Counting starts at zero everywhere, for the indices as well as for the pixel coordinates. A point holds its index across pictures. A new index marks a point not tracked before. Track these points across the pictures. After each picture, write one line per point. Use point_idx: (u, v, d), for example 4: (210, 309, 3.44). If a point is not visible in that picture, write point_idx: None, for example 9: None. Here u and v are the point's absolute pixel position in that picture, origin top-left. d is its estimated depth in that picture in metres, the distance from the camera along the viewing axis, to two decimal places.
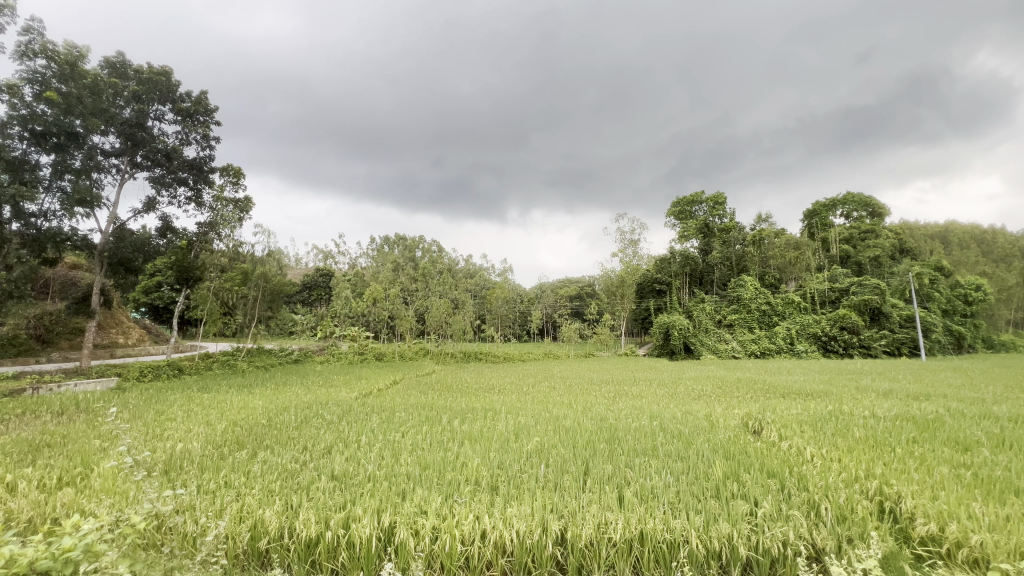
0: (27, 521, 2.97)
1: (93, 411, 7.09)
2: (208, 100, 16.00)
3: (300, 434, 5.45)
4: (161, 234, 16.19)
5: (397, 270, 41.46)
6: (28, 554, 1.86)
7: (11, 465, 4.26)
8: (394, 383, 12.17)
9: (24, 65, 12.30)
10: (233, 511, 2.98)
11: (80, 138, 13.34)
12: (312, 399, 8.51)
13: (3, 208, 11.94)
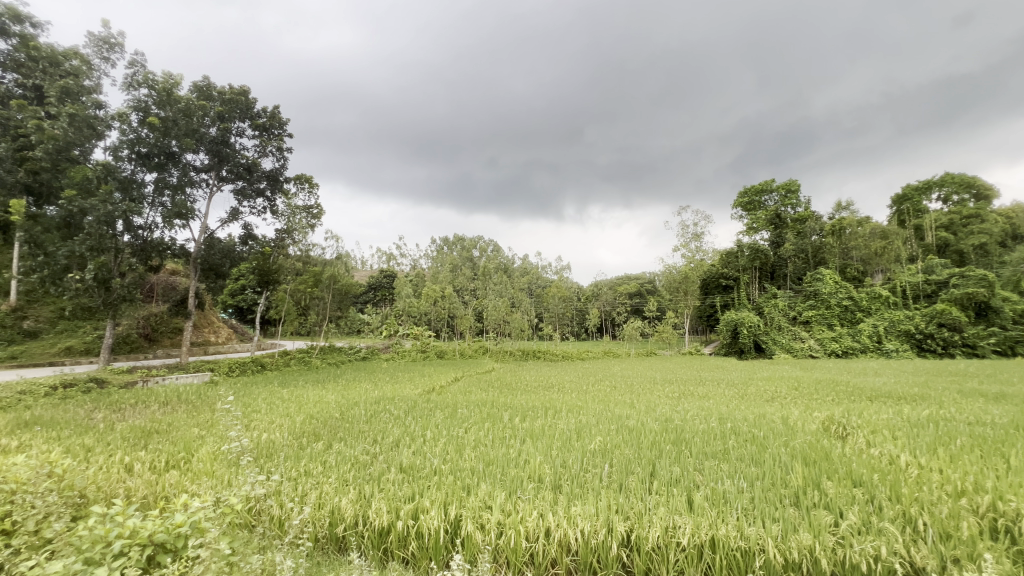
0: (143, 497, 3.37)
1: (192, 403, 7.87)
2: (281, 114, 17.10)
3: (370, 428, 5.74)
4: (244, 241, 17.64)
5: (455, 270, 42.41)
6: (148, 528, 2.16)
7: (128, 448, 4.83)
8: (456, 380, 12.44)
9: (131, 95, 13.92)
10: (312, 497, 3.20)
11: (176, 157, 14.85)
12: (380, 395, 8.91)
13: (116, 222, 13.59)
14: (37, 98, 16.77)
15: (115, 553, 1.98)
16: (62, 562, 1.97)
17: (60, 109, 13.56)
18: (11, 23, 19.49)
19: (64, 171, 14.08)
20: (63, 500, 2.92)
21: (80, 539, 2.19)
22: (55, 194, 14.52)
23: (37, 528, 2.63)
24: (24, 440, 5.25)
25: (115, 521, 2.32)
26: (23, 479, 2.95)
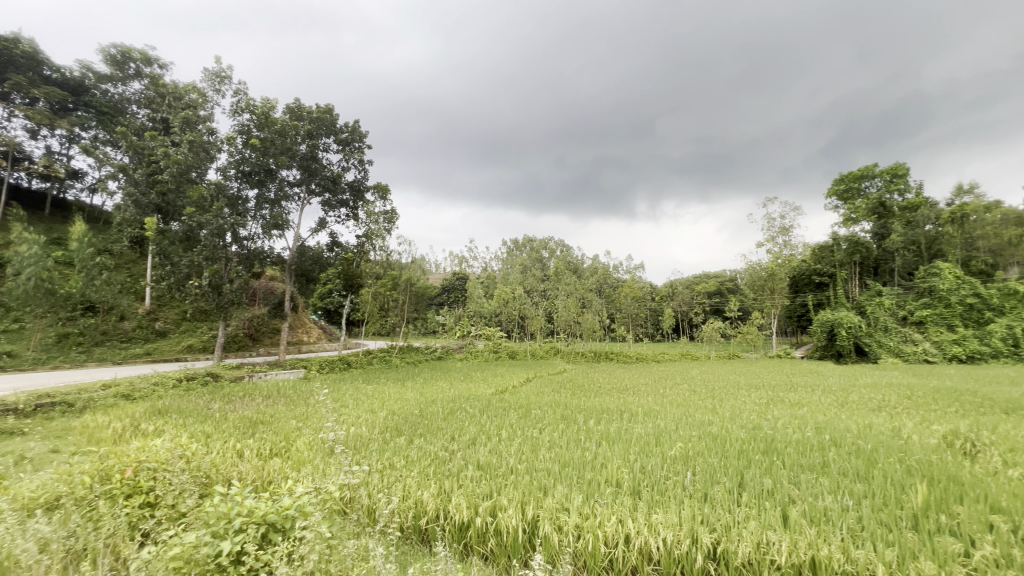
0: (254, 479, 3.77)
1: (289, 397, 8.62)
2: (361, 128, 18.18)
3: (447, 425, 5.95)
4: (331, 248, 18.84)
5: (526, 270, 42.67)
6: (262, 509, 2.42)
7: (239, 436, 5.43)
8: (529, 381, 12.49)
9: (237, 121, 15.57)
10: (397, 489, 3.38)
11: (273, 174, 16.39)
12: (457, 393, 9.20)
13: (226, 234, 15.30)
14: (164, 130, 19.37)
15: (236, 529, 2.24)
16: (193, 535, 2.26)
17: (181, 137, 15.54)
18: (143, 66, 22.63)
19: (185, 191, 16.11)
20: (192, 479, 3.35)
21: (208, 515, 2.49)
22: (178, 212, 16.65)
23: (172, 503, 3.03)
24: (159, 425, 6.10)
25: (233, 501, 2.63)
26: (162, 458, 3.42)
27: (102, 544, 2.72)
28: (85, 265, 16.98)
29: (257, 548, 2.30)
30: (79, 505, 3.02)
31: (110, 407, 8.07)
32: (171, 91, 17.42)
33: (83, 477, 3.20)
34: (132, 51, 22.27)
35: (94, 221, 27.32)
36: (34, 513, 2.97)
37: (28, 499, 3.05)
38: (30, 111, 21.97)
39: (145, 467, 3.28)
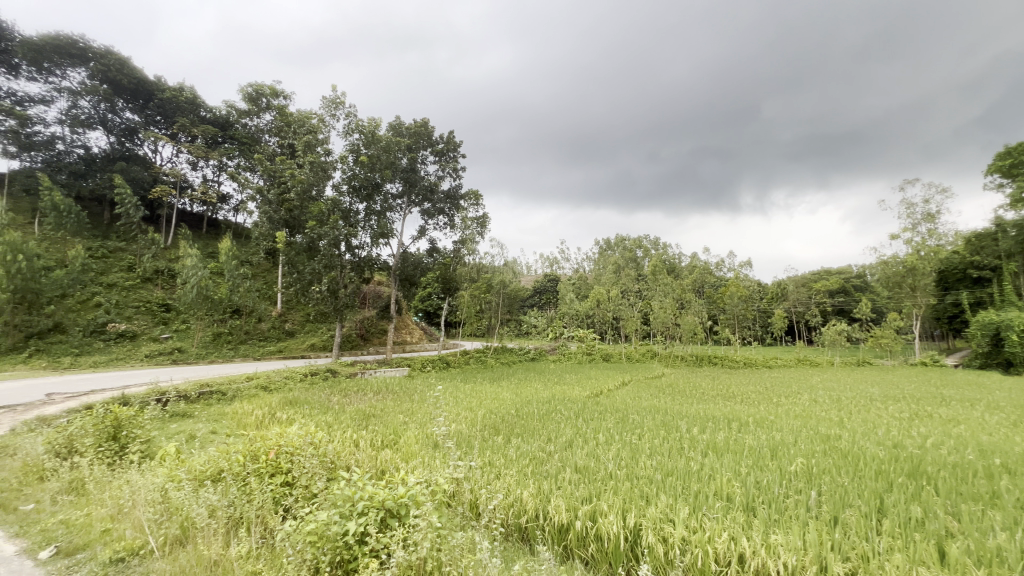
0: (370, 466, 4.14)
1: (398, 393, 9.32)
2: (455, 138, 18.98)
3: (543, 426, 6.02)
4: (430, 253, 19.73)
5: (619, 270, 41.44)
6: (381, 495, 2.66)
7: (356, 427, 6.00)
8: (625, 384, 12.11)
9: (348, 141, 17.20)
10: (499, 486, 3.48)
11: (379, 187, 17.80)
12: (552, 395, 9.23)
13: (341, 244, 16.99)
14: (290, 154, 22.05)
15: (360, 512, 2.49)
16: (325, 514, 2.56)
17: (304, 160, 17.56)
18: (273, 99, 25.91)
19: (308, 207, 18.19)
20: (321, 464, 3.76)
21: (337, 495, 2.80)
22: (302, 226, 18.82)
23: (306, 484, 3.45)
24: (291, 414, 6.96)
25: (357, 485, 2.92)
26: (297, 444, 3.89)
27: (255, 515, 3.19)
28: (232, 275, 19.91)
29: (376, 531, 2.53)
30: (236, 479, 3.55)
31: (253, 396, 9.38)
32: (295, 120, 19.75)
33: (237, 455, 3.75)
34: (263, 87, 25.57)
35: (238, 237, 31.91)
36: (204, 483, 3.55)
37: (198, 471, 3.65)
38: (191, 146, 26.29)
39: (285, 450, 3.75)
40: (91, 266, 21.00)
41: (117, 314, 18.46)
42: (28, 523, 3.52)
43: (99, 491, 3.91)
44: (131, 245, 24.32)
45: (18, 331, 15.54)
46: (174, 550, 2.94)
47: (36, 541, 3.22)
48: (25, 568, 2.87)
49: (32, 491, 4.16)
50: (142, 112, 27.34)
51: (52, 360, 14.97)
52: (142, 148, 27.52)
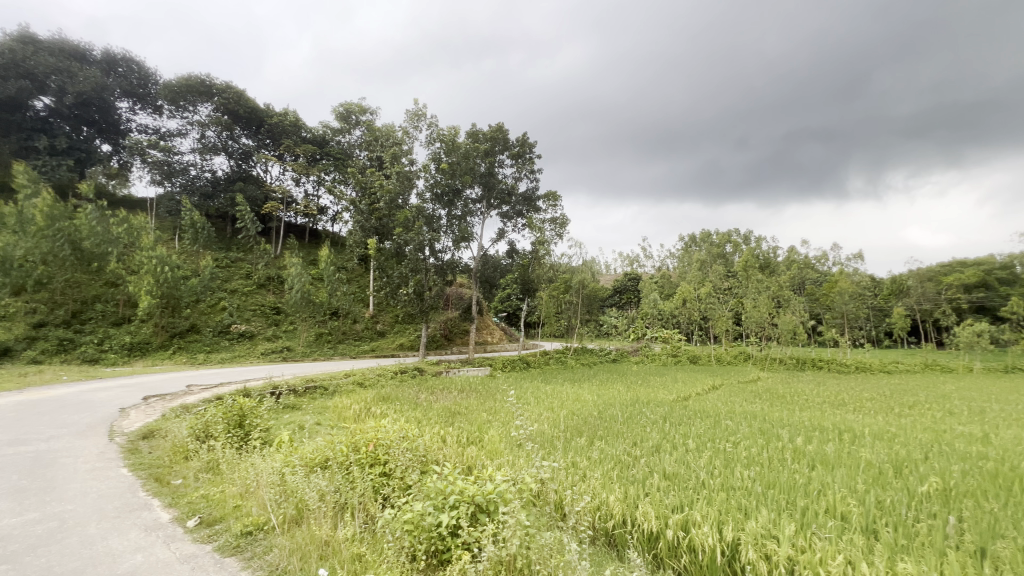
0: (457, 461, 4.31)
1: (481, 392, 9.59)
2: (531, 140, 19.06)
3: (627, 429, 5.86)
4: (508, 255, 20.04)
5: (705, 267, 39.07)
6: (471, 490, 2.77)
7: (443, 424, 6.30)
8: (715, 389, 11.38)
9: (431, 150, 18.04)
10: (585, 488, 3.46)
11: (459, 193, 18.45)
12: (635, 397, 8.94)
13: (426, 249, 17.88)
14: (378, 166, 23.62)
15: (452, 505, 2.63)
16: (420, 504, 2.72)
17: (391, 171, 18.70)
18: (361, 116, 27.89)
19: (395, 215, 19.35)
20: (414, 458, 3.99)
21: (429, 488, 2.96)
22: (390, 233, 20.06)
23: (402, 476, 3.69)
24: (384, 409, 7.47)
25: (447, 480, 3.06)
26: (392, 437, 4.16)
27: (357, 501, 3.48)
28: (331, 280, 21.78)
29: (468, 524, 2.64)
30: (341, 467, 3.88)
31: (350, 392, 10.18)
32: (382, 134, 21.10)
33: (341, 445, 4.09)
34: (353, 105, 27.60)
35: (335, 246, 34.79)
36: (313, 469, 3.92)
37: (309, 458, 4.03)
38: (294, 165, 29.14)
39: (381, 443, 4.02)
40: (218, 275, 24.11)
41: (239, 317, 21.02)
42: (178, 495, 4.15)
43: (230, 471, 4.48)
44: (248, 255, 27.55)
45: (165, 332, 18.32)
46: (291, 528, 3.29)
47: (184, 511, 3.77)
48: (177, 533, 3.37)
49: (181, 468, 4.89)
50: (255, 137, 30.85)
51: (190, 356, 17.41)
52: (256, 169, 31.07)
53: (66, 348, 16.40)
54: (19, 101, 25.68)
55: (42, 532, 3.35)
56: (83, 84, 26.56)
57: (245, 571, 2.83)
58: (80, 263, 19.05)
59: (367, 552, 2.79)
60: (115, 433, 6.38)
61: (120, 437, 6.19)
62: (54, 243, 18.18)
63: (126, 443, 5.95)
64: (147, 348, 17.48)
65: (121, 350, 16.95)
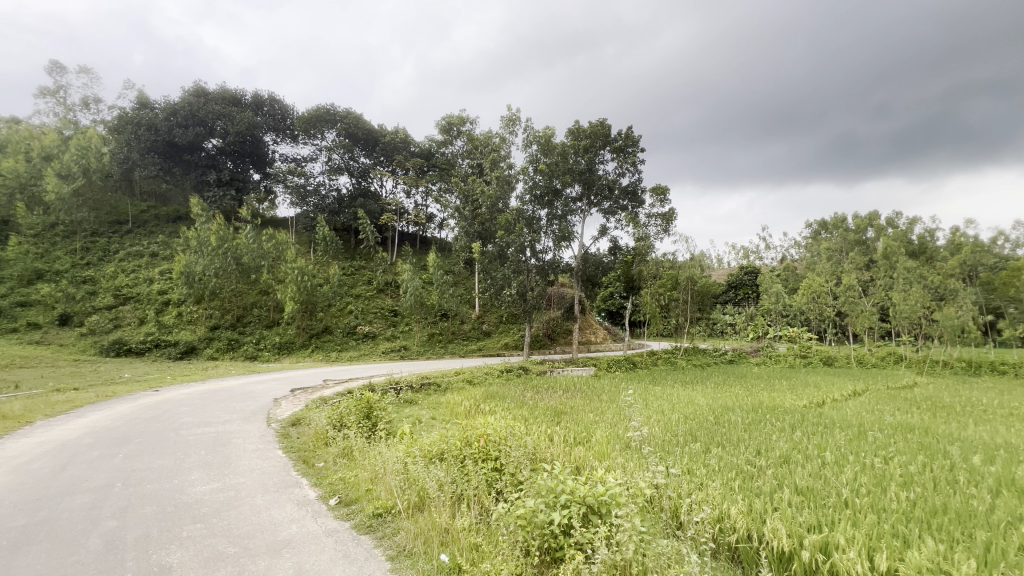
0: (565, 461, 4.31)
1: (586, 392, 9.51)
2: (634, 132, 18.27)
3: (749, 436, 5.39)
4: (611, 252, 19.49)
5: (839, 257, 34.28)
6: (583, 491, 2.77)
7: (550, 422, 6.37)
8: (857, 394, 9.94)
9: (528, 152, 18.26)
10: (704, 496, 3.24)
11: (559, 192, 18.45)
12: (758, 402, 8.15)
13: (527, 250, 18.21)
14: (478, 172, 24.59)
15: (564, 505, 2.65)
16: (532, 501, 2.78)
17: (491, 176, 19.34)
18: (461, 126, 29.20)
19: (496, 219, 19.97)
20: (525, 455, 4.09)
21: (539, 485, 3.01)
22: (492, 236, 20.78)
23: (513, 471, 3.80)
24: (493, 406, 7.75)
25: (558, 478, 3.07)
26: (501, 434, 4.29)
27: (473, 493, 3.66)
28: (440, 284, 23.21)
29: (580, 525, 2.63)
30: (456, 460, 4.10)
31: (461, 388, 10.78)
32: (481, 141, 21.83)
33: (455, 439, 4.32)
34: (453, 117, 28.99)
35: (443, 251, 36.88)
36: (431, 460, 4.19)
37: (427, 449, 4.31)
38: (405, 178, 31.52)
39: (492, 439, 4.18)
40: (345, 282, 27.04)
41: (363, 319, 23.33)
42: (322, 476, 4.72)
43: (362, 458, 4.98)
44: (369, 263, 30.46)
45: (305, 333, 21.07)
46: (414, 513, 3.57)
47: (326, 491, 4.28)
48: (322, 509, 3.84)
49: (323, 453, 5.57)
50: (372, 156, 33.99)
51: (325, 354, 19.83)
52: (373, 185, 34.24)
53: (233, 347, 19.72)
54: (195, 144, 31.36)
55: (223, 499, 4.05)
56: (239, 124, 31.14)
57: (377, 548, 3.13)
58: (241, 275, 22.75)
59: (482, 543, 2.93)
60: (272, 420, 7.49)
61: (276, 424, 7.24)
62: (223, 260, 21.92)
63: (280, 428, 6.93)
64: (292, 347, 20.27)
65: (273, 349, 19.91)
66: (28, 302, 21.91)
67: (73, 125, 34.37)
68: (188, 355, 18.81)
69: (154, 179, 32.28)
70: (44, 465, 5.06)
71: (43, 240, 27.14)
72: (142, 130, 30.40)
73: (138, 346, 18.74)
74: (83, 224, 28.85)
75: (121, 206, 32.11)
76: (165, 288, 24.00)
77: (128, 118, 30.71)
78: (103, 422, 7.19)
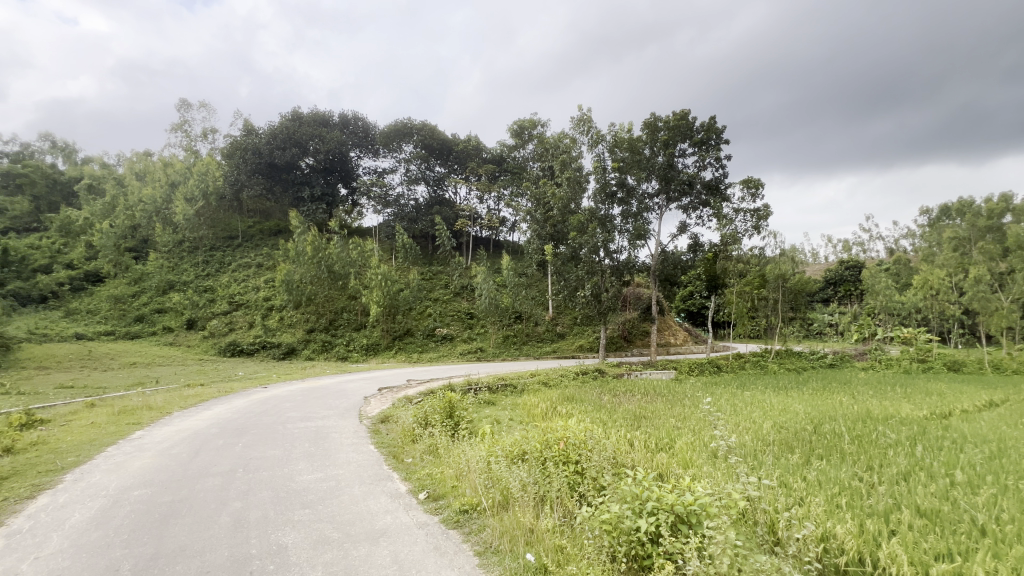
0: (647, 467, 4.18)
1: (667, 397, 9.09)
2: (717, 123, 17.20)
3: (857, 449, 4.85)
4: (691, 250, 18.49)
5: (966, 247, 29.74)
6: (670, 499, 2.68)
7: (629, 427, 6.18)
8: (995, 406, 8.53)
9: (597, 150, 17.87)
10: (804, 511, 2.99)
11: (633, 189, 17.85)
12: (866, 412, 7.32)
13: (600, 250, 17.88)
14: (549, 174, 24.53)
15: (652, 513, 2.59)
16: (617, 506, 2.75)
17: (562, 178, 19.25)
18: (532, 129, 29.35)
19: (567, 220, 19.85)
20: (607, 460, 4.03)
21: (622, 491, 2.96)
22: (564, 238, 20.67)
23: (595, 476, 3.77)
24: (569, 409, 7.66)
25: (642, 485, 3.00)
26: (581, 438, 4.25)
27: (555, 495, 3.67)
28: (513, 286, 23.53)
29: (669, 534, 2.56)
30: (537, 461, 4.13)
31: (536, 391, 10.81)
32: (552, 143, 21.75)
33: (536, 441, 4.34)
34: (525, 121, 29.23)
35: (515, 254, 37.37)
36: (513, 460, 4.26)
37: (509, 450, 4.39)
38: (478, 184, 32.36)
39: (572, 442, 4.16)
40: (424, 286, 28.33)
41: (441, 321, 24.25)
42: (411, 472, 4.98)
43: (447, 456, 5.18)
44: (446, 267, 31.62)
45: (389, 334, 22.43)
46: (500, 511, 3.65)
47: (416, 485, 4.51)
48: (413, 502, 4.06)
49: (411, 449, 5.86)
50: (446, 164, 35.31)
51: (408, 355, 20.99)
52: (448, 192, 35.49)
53: (327, 348, 21.53)
54: (292, 164, 34.58)
55: (326, 488, 4.42)
56: (328, 143, 34.02)
57: (466, 543, 3.25)
58: (332, 281, 24.69)
59: (568, 545, 2.92)
60: (364, 417, 8.04)
61: (368, 420, 7.76)
62: (318, 268, 24.04)
63: (371, 425, 7.42)
64: (378, 348, 21.70)
65: (360, 350, 21.49)
66: (163, 309, 25.51)
67: (195, 154, 39.49)
68: (289, 355, 20.86)
69: (259, 198, 36.09)
70: (182, 450, 5.85)
71: (174, 255, 31.46)
72: (249, 154, 34.10)
73: (249, 347, 21.10)
74: (204, 240, 33.03)
75: (233, 222, 36.26)
76: (269, 295, 26.64)
77: (237, 144, 34.57)
78: (224, 414, 8.19)
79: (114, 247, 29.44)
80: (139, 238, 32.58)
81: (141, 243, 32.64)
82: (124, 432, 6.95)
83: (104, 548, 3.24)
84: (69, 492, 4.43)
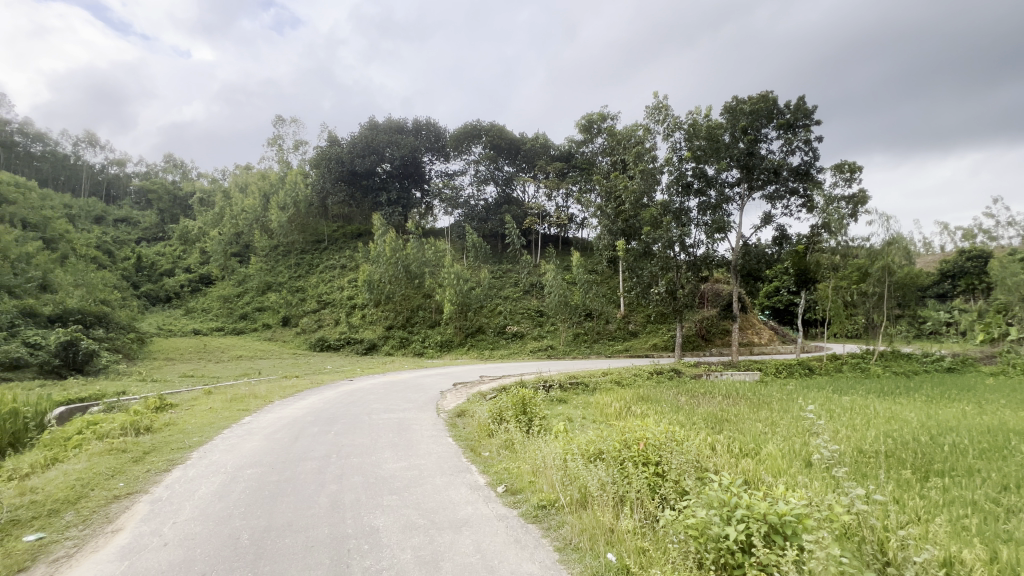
0: (734, 473, 3.94)
1: (752, 399, 8.53)
2: (806, 103, 15.79)
3: (989, 466, 4.22)
4: (777, 242, 17.14)
5: None
6: (762, 507, 2.51)
7: (711, 430, 5.87)
8: None
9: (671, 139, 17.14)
10: (922, 532, 2.66)
11: (711, 178, 16.88)
12: (998, 424, 6.34)
13: (676, 246, 17.14)
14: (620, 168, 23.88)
15: (742, 522, 2.44)
16: (703, 512, 2.62)
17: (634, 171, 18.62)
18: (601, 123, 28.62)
19: (640, 213, 19.23)
20: (689, 463, 3.87)
21: (706, 496, 2.82)
22: (637, 232, 20.05)
23: (677, 479, 3.63)
24: (644, 409, 7.44)
25: (730, 491, 2.83)
26: (661, 439, 4.10)
27: (635, 496, 3.58)
28: (584, 284, 23.18)
29: (762, 544, 2.41)
30: (615, 460, 4.04)
31: (608, 390, 10.64)
32: (622, 135, 21.12)
33: (613, 441, 4.26)
34: (593, 115, 28.64)
35: (585, 251, 36.84)
36: (590, 459, 4.21)
37: (586, 449, 4.35)
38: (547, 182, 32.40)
39: (651, 443, 4.03)
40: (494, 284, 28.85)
41: (511, 319, 24.53)
42: (488, 465, 5.10)
43: (522, 451, 5.23)
44: (515, 265, 31.90)
45: (461, 332, 23.12)
46: (578, 509, 3.63)
47: (494, 478, 4.61)
48: (492, 495, 4.16)
49: (486, 444, 6.00)
50: (515, 164, 35.69)
51: (479, 352, 21.56)
52: (517, 191, 35.88)
53: (404, 344, 22.71)
54: (371, 171, 36.70)
55: (410, 476, 4.67)
56: (402, 148, 36.01)
57: (545, 538, 3.27)
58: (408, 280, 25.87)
59: (650, 547, 2.86)
60: (441, 410, 8.36)
61: (445, 414, 8.07)
62: (395, 268, 25.37)
63: (448, 418, 7.70)
64: (451, 345, 22.51)
65: (435, 346, 22.42)
66: (262, 307, 28.23)
67: (286, 166, 43.10)
68: (370, 350, 22.33)
69: (342, 205, 38.70)
70: (284, 435, 6.46)
71: (271, 258, 34.71)
72: (332, 164, 36.48)
73: (336, 342, 22.79)
74: (296, 245, 36.12)
75: (320, 227, 39.23)
76: (352, 293, 28.51)
77: (323, 154, 37.15)
78: (318, 405, 8.90)
79: (222, 252, 33.15)
80: (243, 244, 36.30)
81: (244, 248, 36.35)
82: (236, 417, 7.81)
83: (225, 518, 3.66)
84: (195, 468, 5.07)
